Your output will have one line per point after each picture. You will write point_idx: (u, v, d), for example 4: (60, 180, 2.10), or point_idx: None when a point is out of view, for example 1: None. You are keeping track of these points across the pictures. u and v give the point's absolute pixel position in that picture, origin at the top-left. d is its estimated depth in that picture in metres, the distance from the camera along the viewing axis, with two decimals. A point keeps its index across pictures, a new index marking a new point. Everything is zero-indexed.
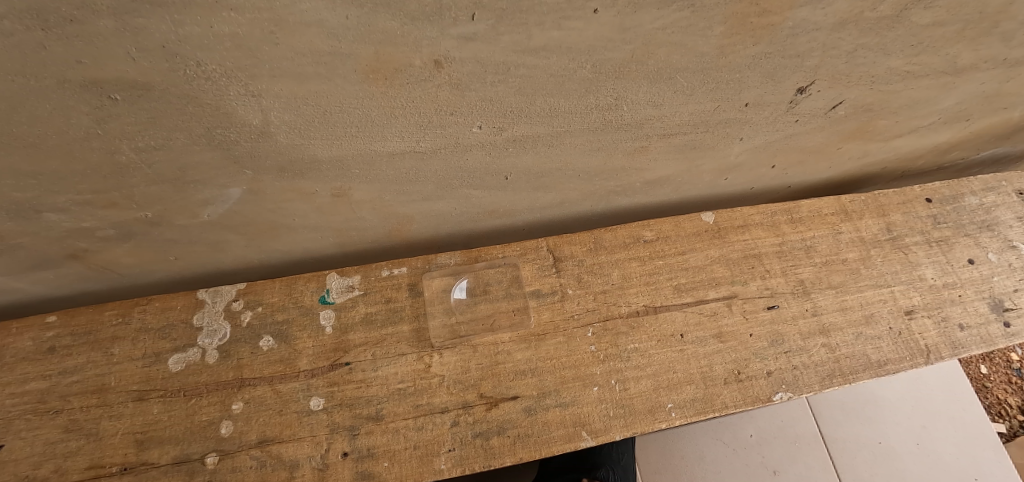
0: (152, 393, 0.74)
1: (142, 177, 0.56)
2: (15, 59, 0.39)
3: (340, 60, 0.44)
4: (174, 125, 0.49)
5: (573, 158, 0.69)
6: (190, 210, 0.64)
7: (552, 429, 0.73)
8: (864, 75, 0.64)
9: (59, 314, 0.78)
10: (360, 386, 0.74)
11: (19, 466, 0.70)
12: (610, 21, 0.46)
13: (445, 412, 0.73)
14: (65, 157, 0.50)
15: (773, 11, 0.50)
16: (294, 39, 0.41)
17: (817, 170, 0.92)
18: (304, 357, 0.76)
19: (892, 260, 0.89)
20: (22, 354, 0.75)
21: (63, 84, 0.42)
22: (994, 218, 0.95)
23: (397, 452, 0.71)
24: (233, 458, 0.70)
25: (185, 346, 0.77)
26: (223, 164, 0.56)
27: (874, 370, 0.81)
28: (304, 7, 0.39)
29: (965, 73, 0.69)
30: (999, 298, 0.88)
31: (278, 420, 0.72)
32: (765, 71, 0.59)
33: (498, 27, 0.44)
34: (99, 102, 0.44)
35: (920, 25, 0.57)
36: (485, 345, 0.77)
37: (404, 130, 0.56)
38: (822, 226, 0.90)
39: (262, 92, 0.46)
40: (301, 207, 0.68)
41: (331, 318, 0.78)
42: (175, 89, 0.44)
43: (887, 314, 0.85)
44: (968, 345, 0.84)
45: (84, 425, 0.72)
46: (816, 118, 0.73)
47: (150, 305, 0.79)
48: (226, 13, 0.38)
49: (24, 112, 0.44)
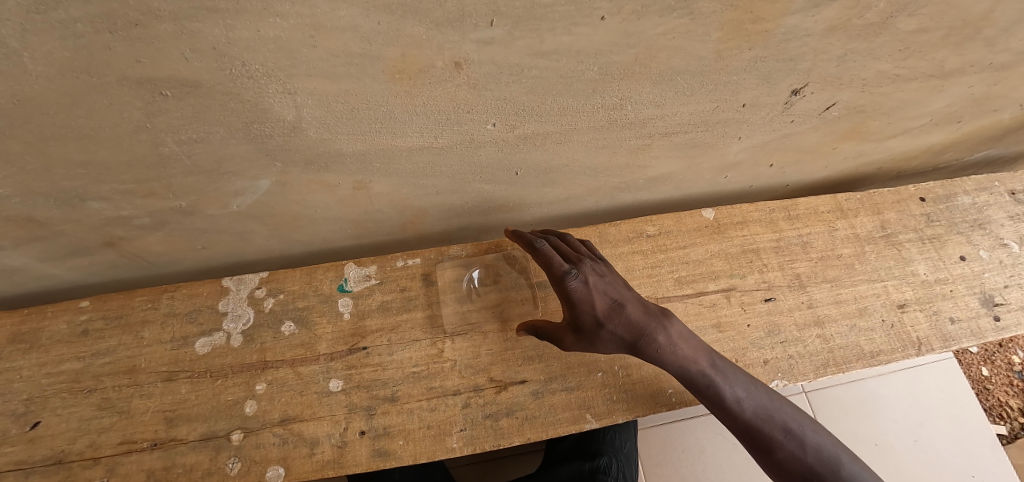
0: (179, 374, 0.78)
1: (181, 168, 0.60)
2: (82, 58, 0.43)
3: (369, 61, 0.49)
4: (216, 120, 0.53)
5: (581, 155, 0.73)
6: (221, 200, 0.69)
7: (558, 411, 0.77)
8: (856, 78, 0.68)
9: (92, 299, 0.83)
10: (376, 369, 0.78)
11: (55, 441, 0.75)
12: (615, 27, 0.50)
13: (457, 394, 0.77)
14: (113, 148, 0.55)
15: (766, 19, 0.53)
16: (331, 42, 0.45)
17: (814, 169, 0.96)
18: (323, 341, 0.80)
19: (885, 256, 0.93)
20: (58, 336, 0.81)
21: (121, 81, 0.46)
22: (986, 217, 0.98)
23: (412, 431, 0.75)
24: (257, 435, 0.74)
25: (211, 331, 0.81)
26: (256, 157, 0.61)
27: (867, 360, 0.85)
28: (341, 14, 0.43)
29: (952, 77, 0.73)
30: (990, 294, 0.92)
31: (299, 400, 0.76)
32: (760, 73, 0.63)
33: (513, 32, 0.48)
34: (151, 98, 0.49)
35: (906, 31, 0.61)
36: (494, 332, 0.81)
37: (425, 127, 0.60)
38: (818, 223, 0.94)
39: (297, 90, 0.51)
40: (323, 199, 0.73)
41: (349, 306, 0.82)
42: (221, 87, 0.49)
43: (880, 306, 0.89)
44: (958, 337, 0.88)
45: (116, 404, 0.77)
46: (811, 119, 0.77)
47: (178, 291, 0.84)
48: (272, 18, 0.42)
49: (82, 107, 0.49)
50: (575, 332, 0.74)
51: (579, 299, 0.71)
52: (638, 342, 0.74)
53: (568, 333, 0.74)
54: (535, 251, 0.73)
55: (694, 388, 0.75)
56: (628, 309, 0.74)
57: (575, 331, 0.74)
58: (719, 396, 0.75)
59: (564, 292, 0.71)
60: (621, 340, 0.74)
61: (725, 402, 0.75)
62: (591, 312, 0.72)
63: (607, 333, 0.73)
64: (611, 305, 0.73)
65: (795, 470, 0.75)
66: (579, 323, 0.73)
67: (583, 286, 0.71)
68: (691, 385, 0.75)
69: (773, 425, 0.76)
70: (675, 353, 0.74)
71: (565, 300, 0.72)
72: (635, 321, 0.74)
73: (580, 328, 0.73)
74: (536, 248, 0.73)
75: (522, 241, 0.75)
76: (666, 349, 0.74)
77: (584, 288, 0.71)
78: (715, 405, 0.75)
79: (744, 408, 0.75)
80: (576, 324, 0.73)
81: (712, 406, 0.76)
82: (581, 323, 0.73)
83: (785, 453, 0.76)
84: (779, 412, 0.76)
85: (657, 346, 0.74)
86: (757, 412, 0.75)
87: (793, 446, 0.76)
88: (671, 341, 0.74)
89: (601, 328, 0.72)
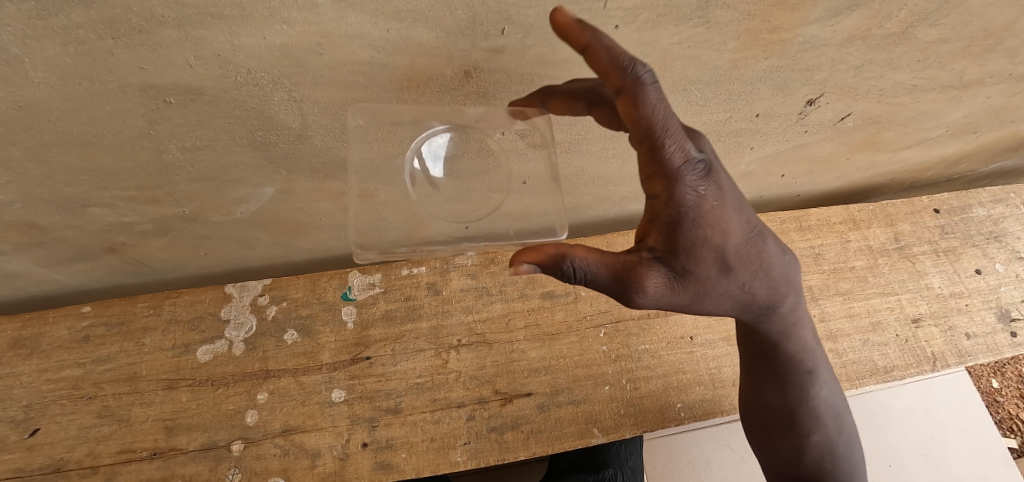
0: (180, 382, 0.77)
1: (184, 175, 0.59)
2: (84, 64, 0.42)
3: (377, 69, 0.48)
4: (220, 128, 0.52)
5: (590, 164, 0.72)
6: (224, 207, 0.68)
7: (565, 425, 0.75)
8: (872, 88, 0.67)
9: (93, 305, 0.82)
10: (379, 380, 0.77)
11: (54, 449, 0.74)
12: (630, 36, 0.49)
13: (462, 406, 0.76)
14: (115, 154, 0.54)
15: (784, 28, 0.52)
16: (338, 50, 0.44)
17: (826, 180, 0.95)
18: (326, 351, 0.79)
19: (899, 268, 0.91)
20: (58, 342, 0.80)
21: (123, 87, 0.45)
22: (1002, 229, 0.97)
23: (415, 443, 0.73)
24: (258, 446, 0.73)
25: (213, 338, 0.80)
26: (261, 165, 0.60)
27: (880, 376, 0.83)
28: (350, 21, 0.41)
29: (971, 88, 0.72)
30: (1006, 309, 0.90)
31: (301, 410, 0.75)
32: (776, 83, 0.62)
33: (525, 41, 0.47)
34: (154, 105, 0.48)
35: (926, 41, 0.59)
36: (500, 343, 0.80)
37: (432, 135, 0.59)
38: (830, 234, 0.92)
39: (303, 98, 0.50)
40: (328, 206, 0.72)
41: (353, 314, 0.81)
42: (225, 94, 0.48)
43: (894, 321, 0.87)
44: (974, 353, 0.86)
45: (115, 412, 0.76)
46: (825, 129, 0.75)
47: (180, 298, 0.83)
48: (279, 26, 0.41)
49: (85, 113, 0.48)
50: (670, 271, 0.40)
51: (703, 212, 0.39)
52: (752, 297, 0.47)
53: (656, 273, 0.40)
54: (647, 107, 0.34)
55: (786, 364, 0.63)
56: (758, 246, 0.44)
57: (671, 271, 0.41)
58: (812, 378, 0.66)
59: (682, 199, 0.38)
60: (730, 294, 0.45)
61: (812, 384, 0.66)
62: (713, 242, 0.40)
63: (719, 278, 0.43)
64: (739, 232, 0.42)
65: (817, 455, 0.71)
66: (685, 254, 0.40)
67: (713, 191, 0.39)
68: (802, 364, 0.64)
69: (828, 412, 0.69)
70: (778, 325, 0.56)
71: (679, 213, 0.38)
72: (759, 266, 0.46)
73: (681, 265, 0.41)
74: (650, 100, 0.34)
75: (620, 74, 0.33)
76: (772, 311, 0.52)
77: (712, 188, 0.39)
78: (805, 386, 0.66)
79: (819, 393, 0.68)
80: (678, 257, 0.40)
81: (799, 385, 0.66)
82: (695, 257, 0.40)
83: (820, 437, 0.70)
84: (837, 401, 0.70)
85: (767, 304, 0.50)
86: (826, 399, 0.68)
87: (832, 434, 0.71)
88: (783, 303, 0.52)
89: (715, 267, 0.42)
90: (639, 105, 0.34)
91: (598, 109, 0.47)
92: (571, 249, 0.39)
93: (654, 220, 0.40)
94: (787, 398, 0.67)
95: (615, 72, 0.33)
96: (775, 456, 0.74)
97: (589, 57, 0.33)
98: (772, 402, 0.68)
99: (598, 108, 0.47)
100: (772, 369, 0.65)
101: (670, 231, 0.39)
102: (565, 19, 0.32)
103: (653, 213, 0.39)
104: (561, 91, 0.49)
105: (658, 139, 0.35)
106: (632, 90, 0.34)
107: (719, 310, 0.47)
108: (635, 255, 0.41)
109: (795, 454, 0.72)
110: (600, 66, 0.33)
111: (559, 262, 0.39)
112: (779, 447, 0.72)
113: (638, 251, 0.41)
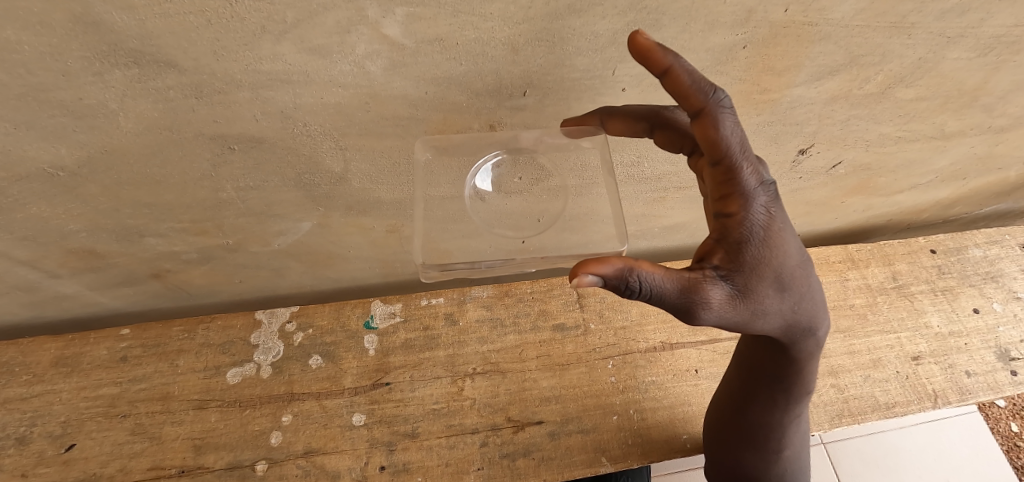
0: (210, 402, 0.82)
1: (233, 210, 0.66)
2: (168, 117, 0.49)
3: (415, 123, 0.55)
4: (273, 171, 0.59)
5: None
6: (264, 239, 0.75)
7: (574, 453, 0.77)
8: (860, 139, 0.73)
9: (132, 328, 0.88)
10: (398, 405, 0.81)
11: (87, 464, 0.78)
12: (635, 96, 0.55)
13: (475, 432, 0.79)
14: (177, 192, 0.61)
15: (772, 90, 0.59)
16: (383, 107, 0.51)
17: (824, 221, 1.00)
18: (348, 376, 0.84)
19: (898, 307, 0.95)
20: (98, 362, 0.85)
21: (197, 136, 0.52)
22: (998, 270, 1.00)
23: (431, 467, 0.76)
24: (281, 466, 0.77)
25: (243, 361, 0.85)
26: (303, 203, 0.67)
27: (883, 412, 0.85)
28: (395, 85, 0.48)
29: (954, 138, 0.77)
30: (1006, 348, 0.92)
31: (323, 432, 0.79)
32: (769, 135, 0.68)
33: (544, 101, 0.54)
34: (220, 151, 0.55)
35: (904, 100, 0.65)
36: (513, 372, 0.84)
37: None
38: (828, 273, 0.97)
39: (347, 146, 0.57)
40: (357, 239, 0.79)
41: (374, 342, 0.86)
42: (281, 143, 0.55)
43: (894, 358, 0.89)
44: (976, 391, 0.88)
45: (148, 429, 0.80)
46: (819, 176, 0.81)
47: (213, 323, 0.88)
48: (335, 89, 0.48)
49: (160, 157, 0.55)
50: (732, 287, 0.39)
51: (769, 230, 0.40)
52: (796, 319, 0.46)
53: (721, 288, 0.38)
54: (725, 130, 0.37)
55: (795, 387, 0.63)
56: (805, 272, 0.44)
57: (733, 287, 0.39)
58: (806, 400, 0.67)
59: (753, 217, 0.39)
60: (779, 316, 0.44)
61: (805, 405, 0.68)
62: (775, 262, 0.40)
63: (774, 298, 0.42)
64: (794, 255, 0.42)
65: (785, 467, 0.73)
66: (748, 271, 0.39)
67: (777, 211, 0.40)
68: (808, 386, 0.64)
69: (803, 428, 0.72)
70: (805, 351, 0.56)
71: (748, 228, 0.39)
72: (806, 291, 0.45)
73: (744, 282, 0.40)
74: (726, 124, 0.37)
75: (702, 96, 0.36)
76: (810, 336, 0.52)
77: (774, 213, 0.40)
78: (800, 407, 0.67)
79: (804, 412, 0.70)
80: (743, 274, 0.39)
81: (799, 406, 0.67)
82: (759, 278, 0.40)
83: (790, 452, 0.72)
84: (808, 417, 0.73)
85: (807, 328, 0.49)
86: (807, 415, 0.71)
87: (800, 448, 0.73)
88: (820, 331, 0.51)
89: (772, 287, 0.41)
90: (717, 128, 0.37)
91: (660, 133, 0.49)
92: (638, 262, 0.36)
93: (721, 238, 0.40)
94: (776, 418, 0.68)
95: (699, 95, 0.36)
96: (743, 469, 0.74)
97: (669, 81, 0.36)
98: (761, 420, 0.68)
99: (660, 131, 0.49)
100: (782, 391, 0.64)
101: (737, 247, 0.39)
102: (650, 43, 0.34)
103: (721, 231, 0.40)
104: (626, 110, 0.51)
105: (733, 160, 0.38)
106: (713, 112, 0.36)
107: (765, 332, 0.46)
108: (697, 271, 0.39)
109: (763, 467, 0.73)
110: (683, 88, 0.36)
111: (625, 274, 0.35)
112: (758, 465, 0.73)
113: (702, 268, 0.39)
